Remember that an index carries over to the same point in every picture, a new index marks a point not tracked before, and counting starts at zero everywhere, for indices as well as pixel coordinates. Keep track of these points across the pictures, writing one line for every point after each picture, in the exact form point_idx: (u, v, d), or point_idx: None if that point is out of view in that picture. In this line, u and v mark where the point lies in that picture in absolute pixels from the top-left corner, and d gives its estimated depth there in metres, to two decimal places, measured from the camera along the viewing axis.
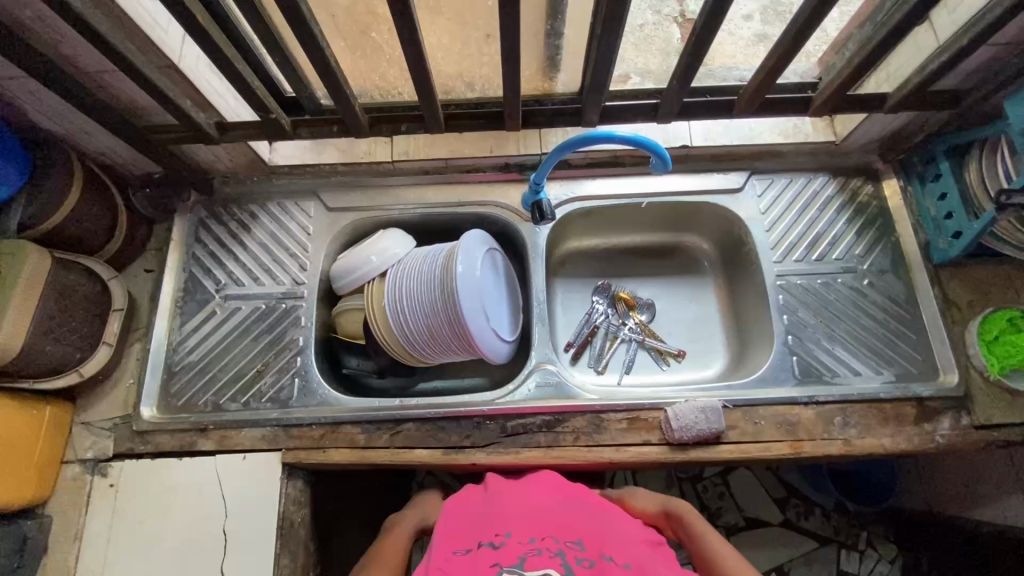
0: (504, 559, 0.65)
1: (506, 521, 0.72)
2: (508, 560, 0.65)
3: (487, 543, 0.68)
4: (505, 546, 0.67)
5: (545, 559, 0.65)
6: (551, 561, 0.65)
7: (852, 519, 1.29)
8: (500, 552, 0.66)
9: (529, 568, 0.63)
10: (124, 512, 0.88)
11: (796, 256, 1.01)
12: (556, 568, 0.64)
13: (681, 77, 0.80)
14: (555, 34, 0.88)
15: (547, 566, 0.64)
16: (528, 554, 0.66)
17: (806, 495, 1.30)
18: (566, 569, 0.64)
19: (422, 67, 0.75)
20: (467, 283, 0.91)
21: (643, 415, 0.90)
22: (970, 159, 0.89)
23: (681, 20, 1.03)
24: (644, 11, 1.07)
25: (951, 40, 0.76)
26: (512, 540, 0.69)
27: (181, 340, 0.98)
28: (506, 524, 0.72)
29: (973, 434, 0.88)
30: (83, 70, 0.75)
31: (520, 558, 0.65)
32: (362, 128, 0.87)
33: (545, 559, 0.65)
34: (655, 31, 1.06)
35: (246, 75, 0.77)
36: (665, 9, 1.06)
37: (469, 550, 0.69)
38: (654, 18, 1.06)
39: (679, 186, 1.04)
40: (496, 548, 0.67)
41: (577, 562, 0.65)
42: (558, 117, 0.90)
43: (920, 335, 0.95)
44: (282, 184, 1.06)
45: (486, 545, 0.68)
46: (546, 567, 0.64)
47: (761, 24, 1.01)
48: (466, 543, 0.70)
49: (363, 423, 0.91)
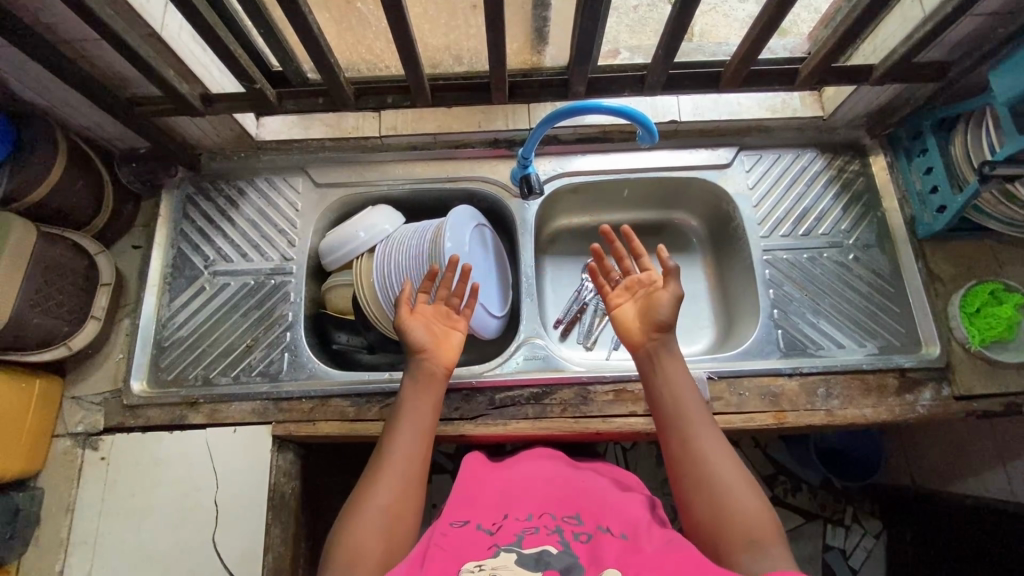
0: (500, 539, 0.66)
1: (506, 503, 0.73)
2: (505, 539, 0.65)
3: (485, 526, 0.69)
4: (502, 526, 0.68)
5: (543, 536, 0.66)
6: (549, 538, 0.66)
7: (838, 495, 1.32)
8: (497, 533, 0.67)
9: (526, 546, 0.64)
10: (116, 484, 0.89)
11: (783, 231, 1.01)
12: (553, 544, 0.65)
13: (666, 47, 0.79)
14: (543, 5, 0.87)
15: (544, 543, 0.65)
16: (524, 532, 0.67)
17: (793, 471, 1.32)
18: (563, 544, 0.65)
19: (407, 40, 0.75)
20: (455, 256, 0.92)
21: (629, 387, 0.91)
22: (956, 133, 0.89)
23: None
24: None
25: (936, 9, 0.76)
26: (509, 521, 0.69)
27: (170, 315, 0.98)
28: (505, 507, 0.72)
29: (954, 404, 0.90)
30: (64, 37, 0.74)
31: (518, 537, 0.66)
32: (348, 100, 0.87)
33: (542, 536, 0.66)
34: (649, 12, 1.07)
35: (231, 45, 0.76)
36: None
37: (467, 524, 0.69)
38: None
39: (667, 162, 1.04)
40: (492, 531, 0.67)
41: (573, 537, 0.67)
42: (546, 90, 0.90)
43: (903, 308, 0.96)
44: (270, 159, 1.05)
45: (484, 526, 0.69)
46: (544, 544, 0.65)
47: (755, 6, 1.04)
48: (464, 518, 0.71)
49: (352, 396, 0.92)
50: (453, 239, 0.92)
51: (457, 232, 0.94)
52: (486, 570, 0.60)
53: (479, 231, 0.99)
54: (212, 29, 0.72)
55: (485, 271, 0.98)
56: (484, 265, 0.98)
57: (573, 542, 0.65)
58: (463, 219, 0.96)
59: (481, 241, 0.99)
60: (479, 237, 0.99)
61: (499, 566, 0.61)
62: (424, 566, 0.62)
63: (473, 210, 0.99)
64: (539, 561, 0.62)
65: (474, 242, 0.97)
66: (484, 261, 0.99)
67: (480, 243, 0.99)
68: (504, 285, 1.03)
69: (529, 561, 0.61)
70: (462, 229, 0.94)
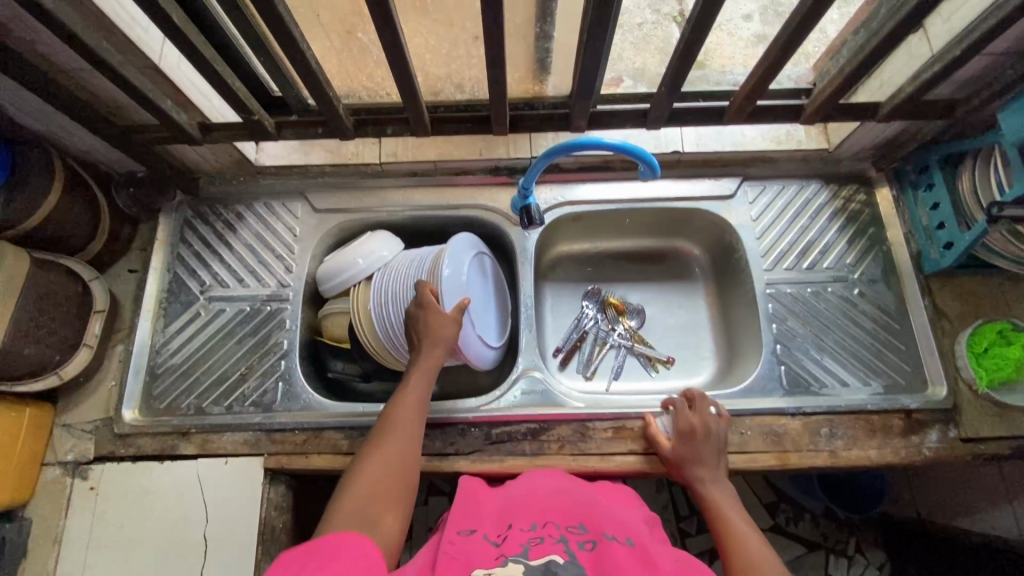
0: (507, 549, 0.62)
1: (510, 516, 0.71)
2: (511, 549, 0.62)
3: (491, 537, 0.66)
4: (507, 537, 0.65)
5: (548, 547, 0.63)
6: (555, 547, 0.63)
7: (841, 524, 1.29)
8: (503, 544, 0.64)
9: (533, 557, 0.61)
10: (105, 515, 0.88)
11: (787, 264, 1.00)
12: (559, 554, 0.61)
13: (670, 82, 0.78)
14: (545, 37, 0.86)
15: (551, 553, 0.61)
16: (530, 543, 0.64)
17: (795, 499, 1.30)
18: (569, 555, 0.62)
19: (406, 74, 0.74)
20: (453, 285, 0.90)
21: (628, 425, 0.89)
22: (963, 169, 0.88)
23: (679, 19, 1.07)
24: (643, 9, 1.11)
25: (945, 49, 0.75)
26: (513, 532, 0.66)
27: (164, 341, 0.97)
28: (510, 519, 0.70)
29: (961, 446, 0.88)
30: (59, 67, 0.73)
31: (523, 547, 0.62)
32: (347, 131, 0.86)
33: (547, 547, 0.63)
34: (654, 29, 1.09)
35: (228, 77, 0.75)
36: (664, 8, 1.10)
37: (472, 534, 0.66)
38: (653, 17, 1.10)
39: (669, 193, 1.03)
40: (498, 542, 0.64)
41: (578, 546, 0.64)
42: (548, 123, 0.89)
43: (909, 346, 0.94)
44: (268, 184, 1.04)
45: (489, 537, 0.66)
46: (550, 554, 0.61)
47: (760, 24, 1.04)
48: (468, 528, 0.67)
49: (346, 429, 0.91)
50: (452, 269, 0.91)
51: (457, 261, 0.92)
52: None
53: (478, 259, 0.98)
54: (209, 63, 0.71)
55: (484, 301, 0.97)
56: (483, 294, 0.97)
57: (579, 553, 0.62)
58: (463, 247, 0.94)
59: (480, 270, 0.98)
60: (478, 266, 0.98)
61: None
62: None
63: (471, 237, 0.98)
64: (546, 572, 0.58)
65: (473, 271, 0.96)
66: (484, 290, 0.98)
67: (479, 271, 0.98)
68: (502, 315, 1.02)
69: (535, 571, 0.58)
70: (461, 259, 0.93)
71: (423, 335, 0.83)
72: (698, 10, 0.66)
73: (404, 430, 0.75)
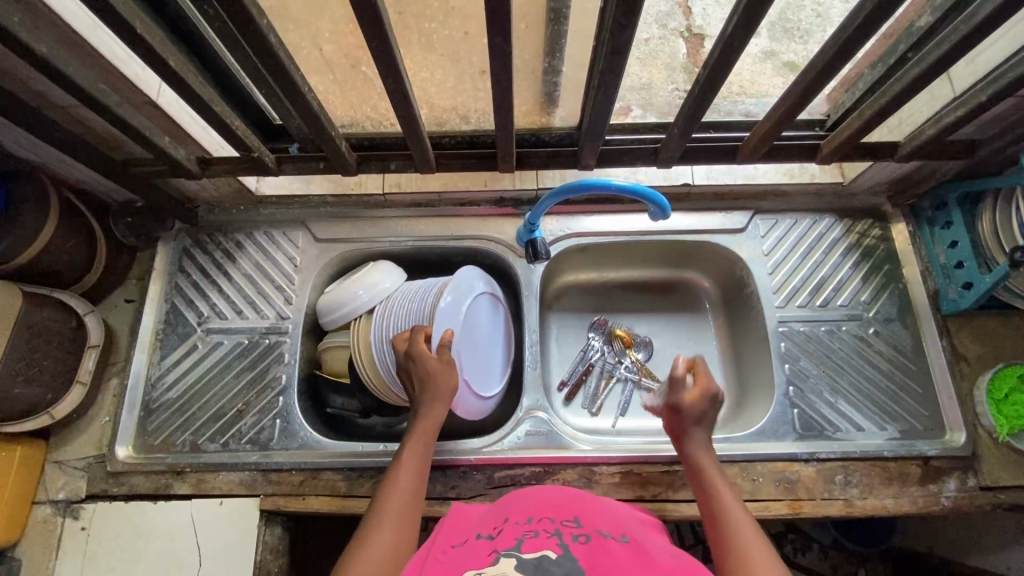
0: (500, 544, 0.55)
1: (508, 510, 0.64)
2: (504, 544, 0.55)
3: (486, 533, 0.59)
4: (503, 530, 0.58)
5: (543, 540, 0.55)
6: (549, 541, 0.55)
7: (851, 556, 1.19)
8: (497, 538, 0.57)
9: (526, 549, 0.54)
10: (96, 556, 0.85)
11: (800, 301, 0.97)
12: (553, 548, 0.54)
13: (685, 121, 0.76)
14: (553, 71, 0.84)
15: (544, 547, 0.54)
16: (524, 537, 0.56)
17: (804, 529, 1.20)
18: (564, 548, 0.54)
19: (411, 113, 0.71)
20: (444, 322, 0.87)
21: (636, 469, 0.87)
22: (983, 209, 0.85)
23: (688, 35, 1.07)
24: (650, 25, 1.10)
25: (970, 93, 0.73)
26: (508, 526, 0.59)
27: (160, 375, 0.95)
28: (507, 513, 0.63)
29: (980, 496, 0.85)
30: (55, 104, 0.71)
31: (518, 541, 0.56)
32: (350, 167, 0.84)
33: (541, 541, 0.55)
34: (661, 44, 1.08)
35: (229, 116, 0.73)
36: (671, 24, 1.09)
37: (465, 540, 0.59)
38: (660, 33, 1.09)
39: (678, 225, 1.00)
40: (492, 537, 0.57)
41: (574, 538, 0.56)
42: (554, 160, 0.87)
43: (926, 389, 0.91)
44: (269, 213, 1.02)
45: (485, 534, 0.59)
46: (545, 548, 0.54)
47: (768, 41, 1.04)
48: (462, 533, 0.60)
49: (346, 470, 0.88)
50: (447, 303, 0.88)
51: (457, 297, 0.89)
52: None
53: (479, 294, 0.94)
54: (208, 104, 0.69)
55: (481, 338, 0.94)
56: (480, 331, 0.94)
57: (573, 544, 0.55)
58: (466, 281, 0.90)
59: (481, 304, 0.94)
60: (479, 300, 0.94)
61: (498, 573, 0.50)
62: None
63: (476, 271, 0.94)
64: (538, 566, 0.51)
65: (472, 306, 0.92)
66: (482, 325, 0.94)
67: (481, 307, 0.94)
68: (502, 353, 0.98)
69: (528, 566, 0.51)
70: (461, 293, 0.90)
71: (420, 387, 0.80)
72: (715, 57, 0.64)
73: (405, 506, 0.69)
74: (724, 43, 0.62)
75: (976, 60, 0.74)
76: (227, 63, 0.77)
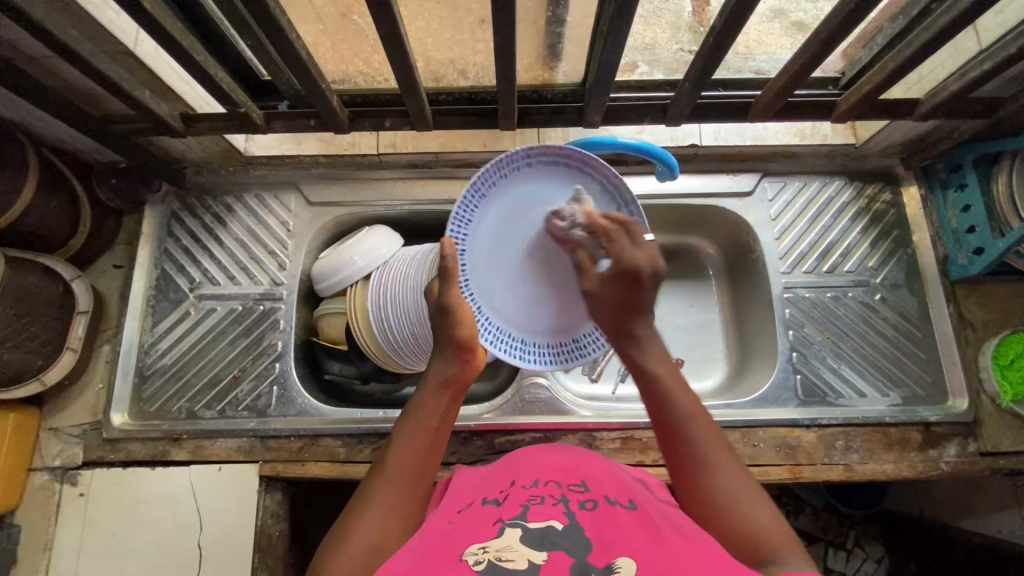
0: (506, 512, 0.55)
1: (514, 472, 0.63)
2: (511, 512, 0.54)
3: (492, 498, 0.59)
4: (509, 496, 0.58)
5: (549, 508, 0.55)
6: (555, 510, 0.54)
7: (841, 517, 1.16)
8: (503, 504, 0.56)
9: (532, 519, 0.53)
10: (95, 522, 0.85)
11: (806, 267, 0.95)
12: (559, 518, 0.53)
13: (695, 80, 0.72)
14: (557, 21, 0.77)
15: (550, 517, 0.53)
16: (530, 503, 0.56)
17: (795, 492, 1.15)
18: (570, 518, 0.53)
19: (406, 66, 0.67)
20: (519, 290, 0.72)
21: (636, 435, 0.87)
22: (998, 173, 0.83)
23: None
24: None
25: (1000, 46, 0.69)
26: (515, 491, 0.59)
27: (153, 342, 0.93)
28: (514, 475, 0.62)
29: (979, 461, 0.86)
30: (26, 54, 0.67)
31: (523, 509, 0.55)
32: (341, 124, 0.80)
33: (548, 509, 0.54)
34: (666, 1, 1.01)
35: (212, 69, 0.68)
36: None
37: (471, 505, 0.58)
38: None
39: (684, 188, 0.97)
40: (498, 504, 0.57)
41: (579, 506, 0.55)
42: (558, 116, 0.84)
43: (931, 355, 0.91)
44: (259, 175, 0.98)
45: (491, 498, 0.59)
46: (550, 517, 0.53)
47: None
48: (466, 499, 0.60)
49: (344, 437, 0.88)
50: (465, 224, 0.70)
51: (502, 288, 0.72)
52: (491, 552, 0.49)
53: (514, 330, 0.72)
54: (189, 55, 0.65)
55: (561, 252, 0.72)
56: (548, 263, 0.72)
57: (580, 513, 0.54)
58: (468, 287, 0.71)
59: (522, 311, 0.72)
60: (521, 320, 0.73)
61: (503, 547, 0.50)
62: (420, 548, 0.51)
63: (488, 347, 0.71)
64: (544, 538, 0.50)
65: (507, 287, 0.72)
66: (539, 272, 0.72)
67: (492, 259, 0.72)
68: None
69: (533, 538, 0.50)
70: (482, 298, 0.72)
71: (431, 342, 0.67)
72: (729, 9, 0.60)
73: (403, 473, 0.60)
74: None
75: (1004, 10, 0.71)
76: (207, 7, 0.71)
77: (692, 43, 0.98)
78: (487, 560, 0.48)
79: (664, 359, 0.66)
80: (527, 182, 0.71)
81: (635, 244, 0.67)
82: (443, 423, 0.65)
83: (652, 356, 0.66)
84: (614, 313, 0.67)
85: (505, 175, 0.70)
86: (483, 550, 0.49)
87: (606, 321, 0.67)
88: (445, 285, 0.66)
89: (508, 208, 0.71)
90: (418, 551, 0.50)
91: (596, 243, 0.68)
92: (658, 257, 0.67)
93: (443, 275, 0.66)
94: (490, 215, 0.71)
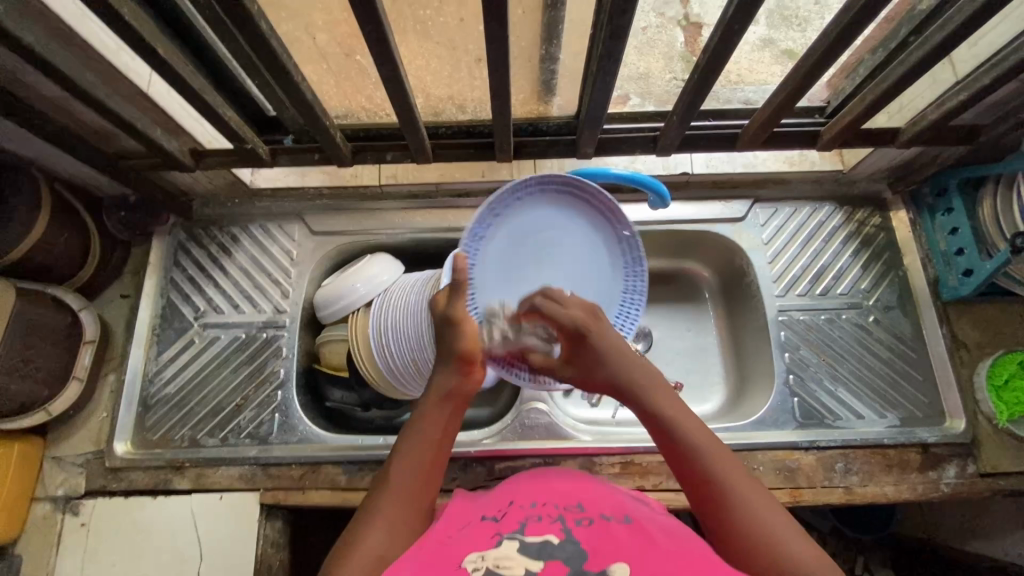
0: (504, 527, 0.56)
1: (512, 493, 0.64)
2: (508, 528, 0.55)
3: (490, 516, 0.59)
4: (507, 514, 0.58)
5: (546, 524, 0.55)
6: (551, 525, 0.55)
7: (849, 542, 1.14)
8: (501, 521, 0.57)
9: (529, 533, 0.54)
10: (97, 552, 0.85)
11: (800, 290, 0.96)
12: (555, 532, 0.54)
13: (683, 113, 0.76)
14: (550, 59, 0.81)
15: (547, 531, 0.54)
16: (528, 519, 0.56)
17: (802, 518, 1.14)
18: (566, 532, 0.54)
19: (406, 103, 0.71)
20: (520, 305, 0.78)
21: (636, 459, 0.87)
22: (983, 197, 0.85)
23: (684, 24, 1.04)
24: (647, 13, 1.07)
25: (972, 78, 0.72)
26: (512, 509, 0.59)
27: (157, 370, 0.94)
28: (512, 495, 0.63)
29: (980, 482, 0.86)
30: (46, 97, 0.70)
31: (520, 525, 0.55)
32: (345, 158, 0.84)
33: (544, 525, 0.55)
34: (658, 34, 1.05)
35: (221, 109, 0.72)
36: (668, 12, 1.06)
37: (468, 522, 0.59)
38: (657, 21, 1.05)
39: (677, 214, 0.99)
40: (496, 521, 0.57)
41: (576, 522, 0.56)
42: (553, 148, 0.87)
43: (926, 376, 0.92)
44: (264, 206, 1.01)
45: (490, 516, 0.59)
46: (547, 532, 0.54)
47: (767, 28, 1.01)
48: (464, 515, 0.60)
49: (345, 464, 0.88)
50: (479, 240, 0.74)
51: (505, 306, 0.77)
52: (489, 561, 0.50)
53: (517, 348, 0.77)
54: (200, 97, 0.68)
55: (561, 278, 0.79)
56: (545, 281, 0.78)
57: (576, 528, 0.55)
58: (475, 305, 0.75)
59: None
60: None
61: (500, 556, 0.51)
62: (419, 561, 0.52)
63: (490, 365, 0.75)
64: (541, 550, 0.51)
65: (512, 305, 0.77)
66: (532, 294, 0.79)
67: (492, 281, 0.77)
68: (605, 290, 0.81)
69: (530, 550, 0.51)
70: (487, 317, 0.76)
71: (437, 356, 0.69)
72: (715, 42, 0.63)
73: (409, 486, 0.61)
74: (724, 26, 0.60)
75: (977, 44, 0.74)
76: (217, 49, 0.75)
77: (684, 74, 1.02)
78: (485, 570, 0.49)
79: (665, 394, 0.65)
80: (537, 206, 0.77)
81: (561, 304, 0.71)
82: (447, 436, 0.66)
83: (656, 394, 0.65)
84: (580, 375, 0.70)
85: (519, 198, 0.75)
86: (481, 560, 0.51)
87: (594, 382, 0.69)
88: (455, 298, 0.70)
89: (513, 229, 0.77)
90: (416, 563, 0.51)
91: (530, 331, 0.74)
92: (587, 306, 0.71)
93: (455, 287, 0.69)
94: (500, 237, 0.76)
